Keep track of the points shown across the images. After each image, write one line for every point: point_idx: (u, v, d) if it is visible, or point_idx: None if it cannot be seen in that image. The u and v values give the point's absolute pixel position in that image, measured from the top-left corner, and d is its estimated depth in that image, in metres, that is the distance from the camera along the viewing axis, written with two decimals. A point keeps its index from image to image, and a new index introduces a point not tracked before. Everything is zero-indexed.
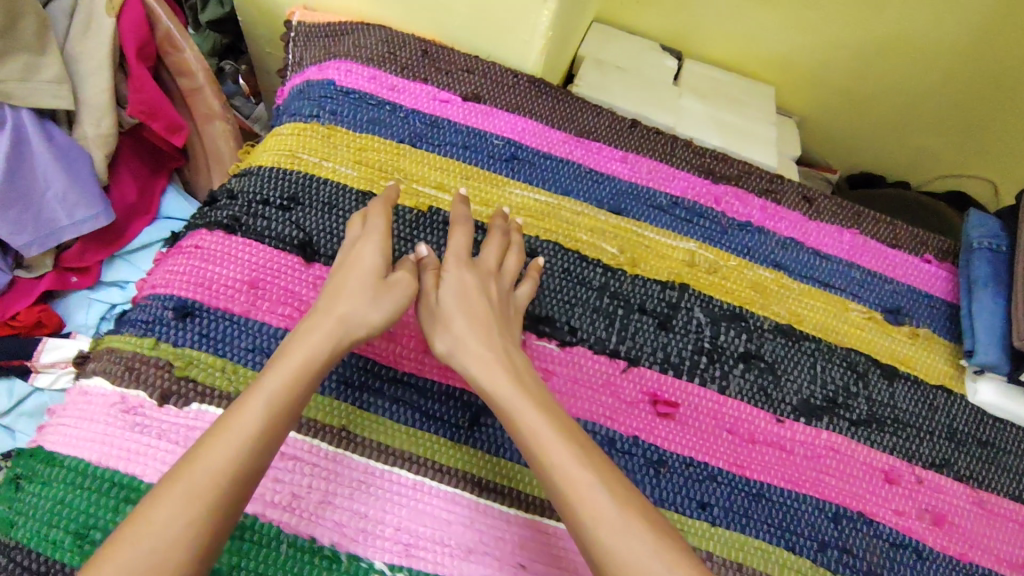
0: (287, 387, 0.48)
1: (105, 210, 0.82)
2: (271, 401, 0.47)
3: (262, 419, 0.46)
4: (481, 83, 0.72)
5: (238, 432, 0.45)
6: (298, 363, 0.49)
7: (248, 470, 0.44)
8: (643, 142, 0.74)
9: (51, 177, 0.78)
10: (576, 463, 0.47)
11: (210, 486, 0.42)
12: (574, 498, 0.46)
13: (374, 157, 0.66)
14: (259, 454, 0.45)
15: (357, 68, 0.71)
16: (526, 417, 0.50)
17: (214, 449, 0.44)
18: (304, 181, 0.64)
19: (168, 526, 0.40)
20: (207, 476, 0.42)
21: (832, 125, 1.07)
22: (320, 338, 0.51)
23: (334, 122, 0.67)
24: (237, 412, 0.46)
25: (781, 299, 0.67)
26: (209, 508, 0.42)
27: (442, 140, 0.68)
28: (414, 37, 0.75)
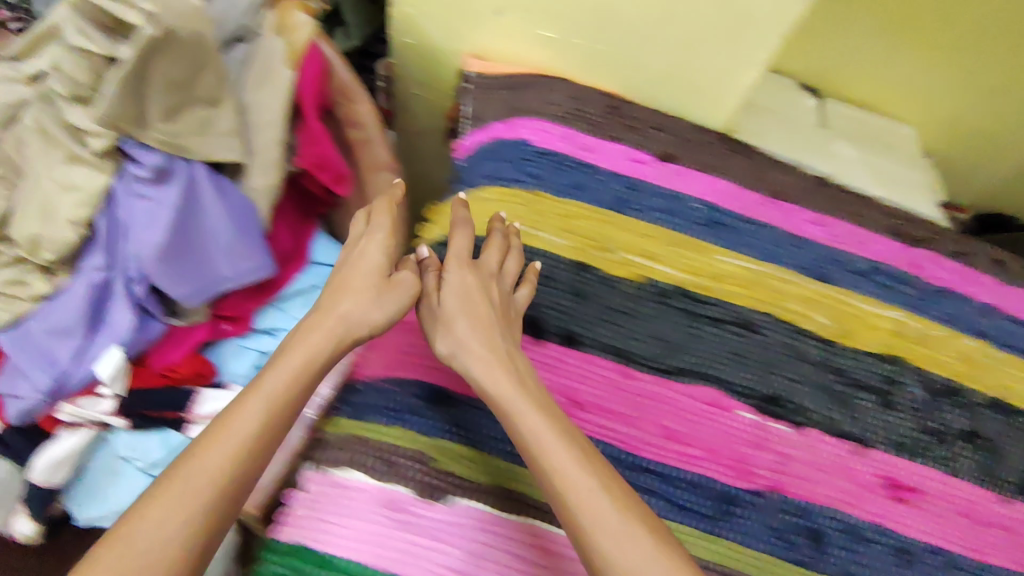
0: (285, 390, 0.48)
1: (267, 262, 0.80)
2: (269, 403, 0.47)
3: (259, 420, 0.46)
4: (675, 142, 0.70)
5: (235, 432, 0.45)
6: (296, 365, 0.50)
7: (242, 470, 0.44)
8: (834, 203, 0.73)
9: (216, 229, 0.76)
10: (577, 466, 0.45)
11: (205, 485, 0.43)
12: (575, 503, 0.44)
13: (585, 225, 0.64)
14: (253, 456, 0.45)
15: (550, 125, 0.69)
16: (529, 421, 0.48)
17: (215, 446, 0.44)
18: (519, 253, 0.61)
19: (162, 526, 0.40)
20: (201, 476, 0.43)
21: (964, 164, 1.05)
22: (320, 339, 0.52)
23: (538, 187, 0.65)
24: (233, 413, 0.46)
25: (990, 371, 0.67)
26: (203, 508, 0.42)
27: (647, 205, 0.66)
28: (599, 92, 0.72)
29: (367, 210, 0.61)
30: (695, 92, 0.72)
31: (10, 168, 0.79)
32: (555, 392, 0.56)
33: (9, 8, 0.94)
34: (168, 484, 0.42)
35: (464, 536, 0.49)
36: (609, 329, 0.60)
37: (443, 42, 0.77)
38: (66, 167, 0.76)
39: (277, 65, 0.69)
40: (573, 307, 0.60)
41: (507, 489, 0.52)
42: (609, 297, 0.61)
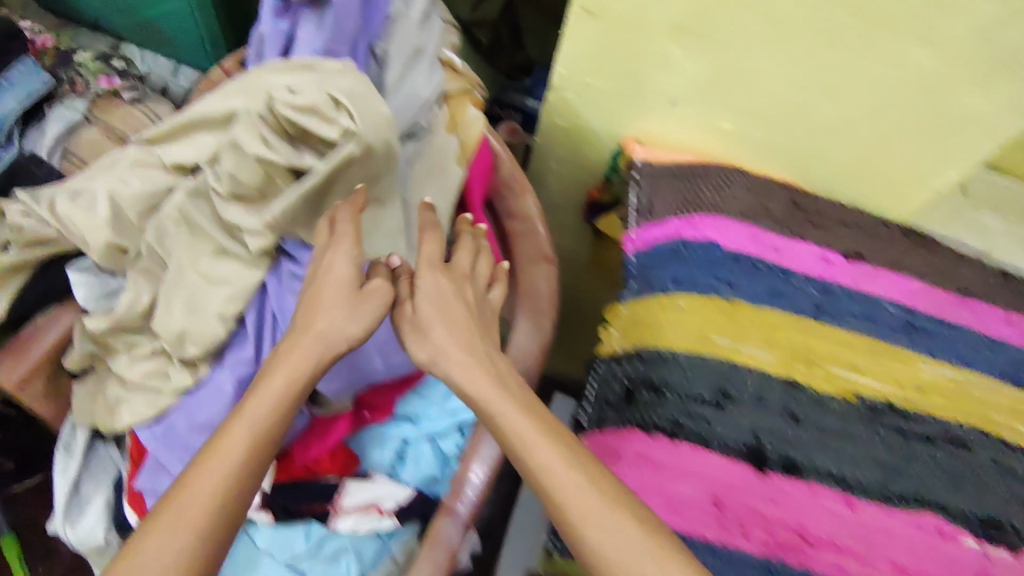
0: (268, 406, 0.52)
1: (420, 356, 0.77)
2: (256, 420, 0.50)
3: (249, 436, 0.50)
4: (860, 239, 0.68)
5: (226, 454, 0.49)
6: (279, 384, 0.53)
7: (238, 484, 0.48)
8: (1017, 299, 0.70)
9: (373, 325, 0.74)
10: (563, 466, 0.49)
11: (199, 512, 0.46)
12: (561, 498, 0.48)
13: (787, 337, 0.61)
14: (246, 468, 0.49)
15: (737, 225, 0.66)
16: (512, 422, 0.52)
17: (203, 471, 0.48)
18: (727, 371, 0.59)
19: (168, 545, 0.44)
20: (197, 497, 0.46)
21: None
22: (304, 353, 0.55)
23: (735, 295, 0.63)
24: (224, 434, 0.50)
25: None
26: (202, 524, 0.46)
27: (843, 312, 0.64)
28: (776, 183, 0.70)
29: (331, 217, 0.59)
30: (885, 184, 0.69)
31: (148, 259, 0.75)
32: (785, 528, 0.53)
33: (123, 79, 0.93)
34: (168, 507, 0.46)
35: None
36: (828, 454, 0.57)
37: (604, 126, 0.74)
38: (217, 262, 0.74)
39: (450, 163, 0.66)
40: (789, 430, 0.57)
41: None
42: (823, 417, 0.59)
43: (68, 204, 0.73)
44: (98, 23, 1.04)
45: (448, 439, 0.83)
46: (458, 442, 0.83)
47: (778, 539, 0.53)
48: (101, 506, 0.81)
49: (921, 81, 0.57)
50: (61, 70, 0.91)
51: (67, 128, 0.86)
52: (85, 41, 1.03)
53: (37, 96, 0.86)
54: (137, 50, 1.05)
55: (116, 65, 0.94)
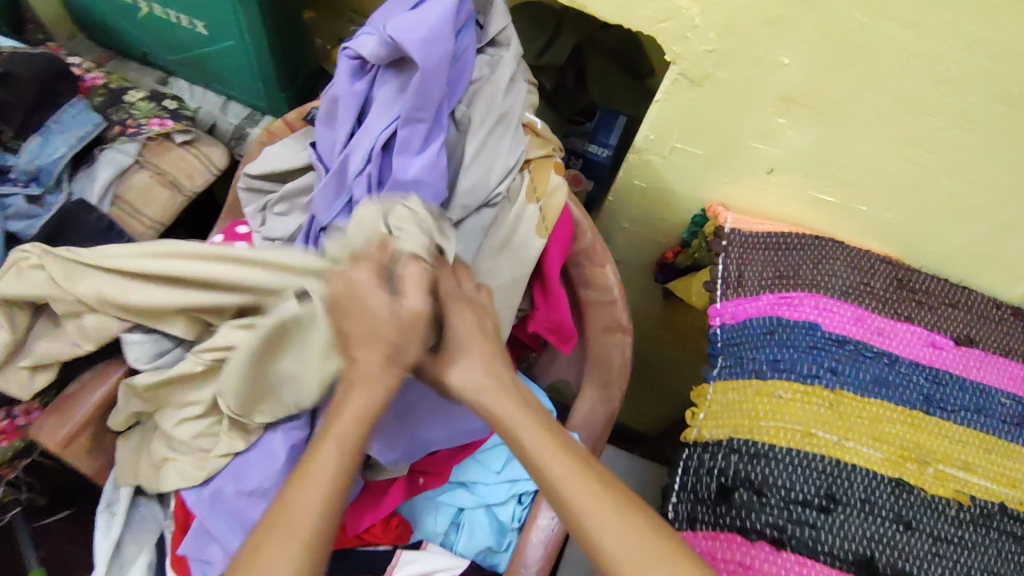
0: (350, 433, 0.47)
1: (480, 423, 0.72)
2: (341, 442, 0.46)
3: (333, 464, 0.46)
4: (972, 322, 0.63)
5: (321, 475, 0.45)
6: (349, 414, 0.47)
7: (324, 521, 0.44)
8: None
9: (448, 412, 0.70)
10: (584, 475, 0.44)
11: (301, 528, 0.43)
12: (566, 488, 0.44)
13: (894, 433, 0.57)
14: (334, 500, 0.45)
15: (837, 305, 0.62)
16: (534, 437, 0.47)
17: (296, 497, 0.44)
18: (835, 471, 0.54)
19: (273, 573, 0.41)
20: (302, 520, 0.43)
21: None
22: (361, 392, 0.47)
23: (840, 384, 0.58)
24: (310, 456, 0.46)
25: None
26: (305, 556, 0.42)
27: (954, 404, 0.59)
28: (879, 258, 0.65)
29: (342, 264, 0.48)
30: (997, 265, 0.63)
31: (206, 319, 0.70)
32: None
33: (175, 120, 0.89)
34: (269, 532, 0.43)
35: None
36: (939, 566, 0.53)
37: (687, 190, 0.71)
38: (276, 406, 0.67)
39: (529, 233, 0.63)
40: (901, 539, 0.53)
41: None
42: (935, 524, 0.54)
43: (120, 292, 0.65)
44: (148, 57, 1.01)
45: (505, 507, 0.78)
46: (516, 513, 0.78)
47: None
48: (140, 570, 0.75)
49: None
50: (111, 110, 0.87)
51: (117, 172, 0.83)
52: (135, 76, 1.01)
53: (87, 140, 0.83)
54: (185, 85, 1.02)
55: (168, 104, 0.91)
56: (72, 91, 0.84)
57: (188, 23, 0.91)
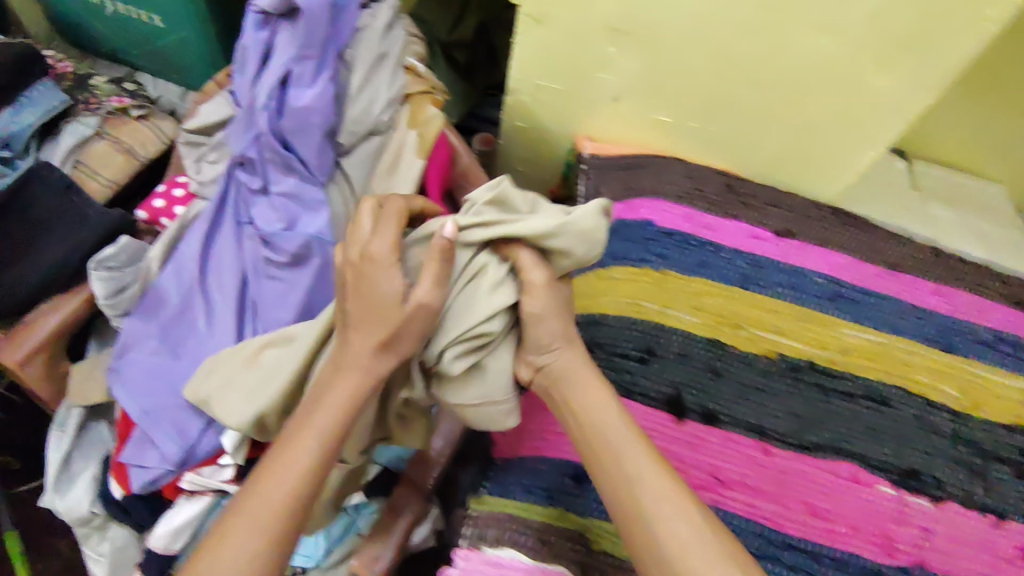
0: (338, 423, 0.50)
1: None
2: (323, 434, 0.49)
3: (314, 454, 0.48)
4: (791, 218, 0.73)
5: (293, 465, 0.48)
6: (340, 403, 0.50)
7: (299, 504, 0.47)
8: (949, 274, 0.74)
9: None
10: (647, 471, 0.46)
11: (268, 515, 0.45)
12: (615, 473, 0.47)
13: (712, 303, 0.67)
14: (310, 485, 0.48)
15: (672, 206, 0.72)
16: (605, 418, 0.50)
17: (270, 484, 0.47)
18: (655, 331, 0.64)
19: (244, 545, 0.44)
20: (267, 508, 0.46)
21: None
22: (354, 384, 0.51)
23: (666, 266, 0.68)
24: (291, 442, 0.49)
25: None
26: (274, 534, 0.45)
27: (770, 281, 0.69)
28: (714, 171, 0.76)
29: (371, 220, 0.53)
30: (813, 169, 0.74)
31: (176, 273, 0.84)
32: (704, 471, 0.58)
33: (133, 100, 1.03)
34: (239, 514, 0.46)
35: None
36: (745, 406, 0.61)
37: (558, 125, 0.82)
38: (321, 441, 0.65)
39: (410, 155, 0.74)
40: (709, 384, 0.62)
41: None
42: (743, 373, 0.63)
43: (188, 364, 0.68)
44: (115, 54, 1.15)
45: None
46: None
47: (694, 479, 0.58)
48: (88, 481, 0.86)
49: (827, 65, 0.63)
50: (78, 92, 1.01)
51: (77, 141, 0.95)
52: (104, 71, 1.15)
53: (55, 113, 0.96)
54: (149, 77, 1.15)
55: (128, 87, 1.06)
56: (42, 74, 0.97)
57: (146, 17, 1.05)
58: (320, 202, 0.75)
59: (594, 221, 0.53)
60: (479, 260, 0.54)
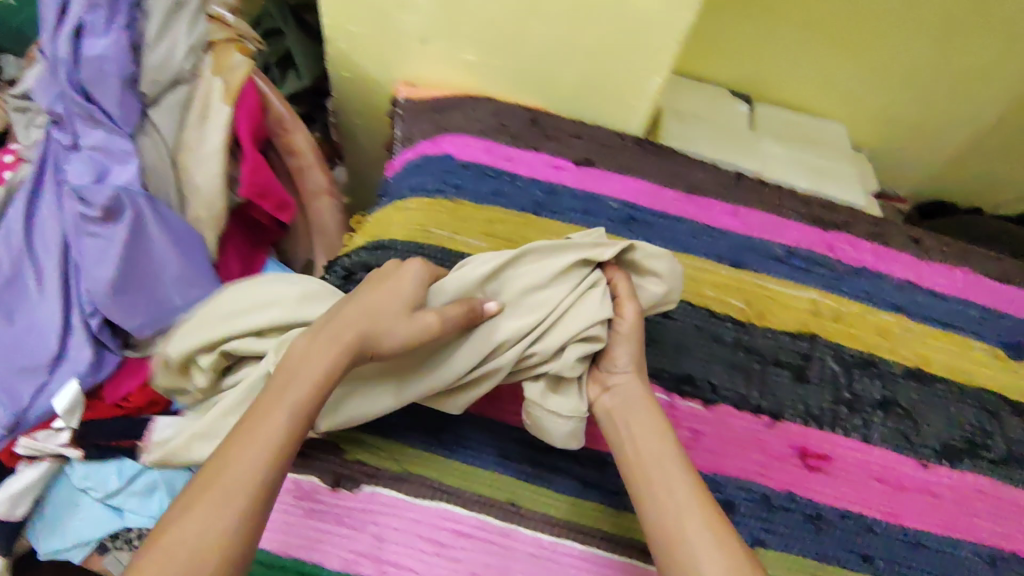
0: (308, 397, 0.45)
1: (212, 270, 0.82)
2: (295, 407, 0.44)
3: (284, 426, 0.43)
4: (591, 148, 0.75)
5: (262, 440, 0.42)
6: (316, 375, 0.45)
7: (269, 480, 0.41)
8: (750, 195, 0.76)
9: (197, 237, 0.81)
10: (683, 489, 0.47)
11: (238, 493, 0.40)
12: (648, 499, 0.48)
13: (503, 229, 0.68)
14: (283, 463, 0.42)
15: (473, 141, 0.73)
16: (648, 444, 0.51)
17: (239, 456, 0.41)
18: (440, 256, 0.65)
19: (210, 524, 0.38)
20: (241, 479, 0.40)
21: (886, 152, 1.07)
22: (331, 347, 0.46)
23: (460, 195, 0.70)
24: (258, 418, 0.43)
25: (905, 341, 0.69)
26: (245, 507, 0.40)
27: (563, 207, 0.70)
28: (521, 107, 0.77)
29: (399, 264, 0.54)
30: (611, 99, 0.76)
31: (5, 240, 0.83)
32: None
33: None
34: (204, 489, 0.40)
35: (370, 520, 0.54)
36: None
37: (376, 73, 0.81)
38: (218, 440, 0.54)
39: (215, 100, 0.77)
40: None
41: (405, 472, 0.56)
42: None
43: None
44: None
45: None
46: None
47: None
48: None
49: None
50: None
51: None
52: None
53: None
54: None
55: None
56: None
57: None
58: (129, 152, 0.75)
59: (670, 263, 0.57)
60: (591, 273, 0.56)
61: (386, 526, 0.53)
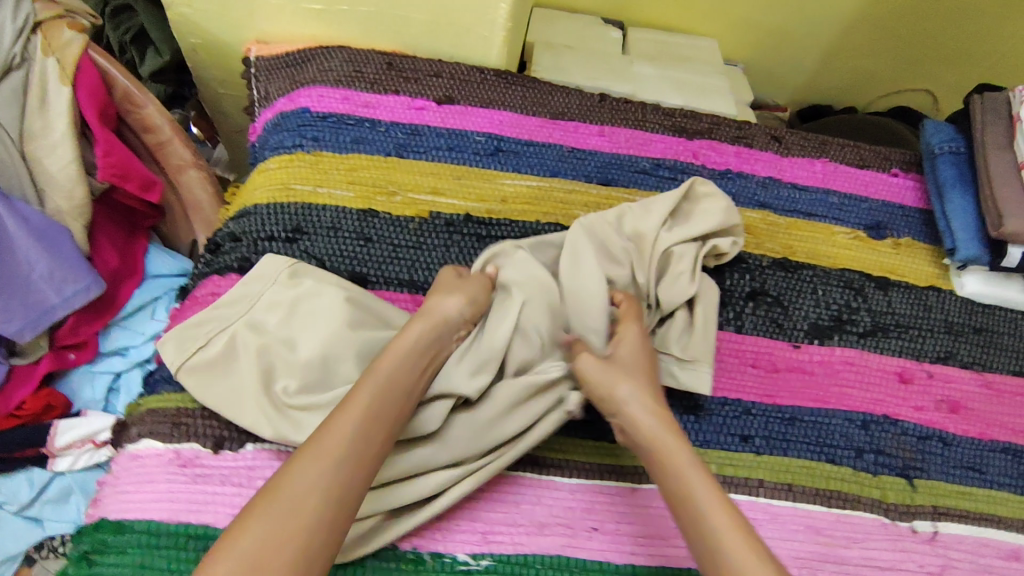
0: (399, 367, 0.51)
1: (83, 258, 0.78)
2: (386, 375, 0.50)
3: (377, 391, 0.49)
4: (452, 85, 0.74)
5: (355, 406, 0.48)
6: (403, 345, 0.52)
7: (364, 440, 0.47)
8: (615, 114, 0.77)
9: (62, 228, 0.77)
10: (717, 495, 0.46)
11: (334, 446, 0.46)
12: (686, 505, 0.46)
13: (366, 175, 0.67)
14: (376, 425, 0.48)
15: (328, 91, 0.72)
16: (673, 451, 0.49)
17: (338, 416, 0.48)
18: (304, 211, 0.64)
19: (313, 475, 0.44)
20: (337, 436, 0.46)
21: (762, 64, 1.10)
22: (424, 327, 0.54)
23: (319, 147, 0.68)
24: (357, 386, 0.49)
25: (772, 234, 0.72)
26: (341, 466, 0.45)
27: (427, 147, 0.70)
28: (375, 51, 0.76)
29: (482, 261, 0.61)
30: (464, 33, 0.76)
31: None
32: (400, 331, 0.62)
33: None
34: (309, 445, 0.46)
35: (258, 474, 0.52)
36: (397, 266, 0.63)
37: (227, 34, 0.79)
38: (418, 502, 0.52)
39: (52, 84, 0.74)
40: (360, 251, 0.63)
41: None
42: (396, 235, 0.65)
43: (252, 314, 0.57)
44: None
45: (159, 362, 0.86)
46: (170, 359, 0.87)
47: None
48: None
49: None
50: None
51: None
52: None
53: None
54: None
55: None
56: None
57: None
58: None
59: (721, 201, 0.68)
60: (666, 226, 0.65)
61: None
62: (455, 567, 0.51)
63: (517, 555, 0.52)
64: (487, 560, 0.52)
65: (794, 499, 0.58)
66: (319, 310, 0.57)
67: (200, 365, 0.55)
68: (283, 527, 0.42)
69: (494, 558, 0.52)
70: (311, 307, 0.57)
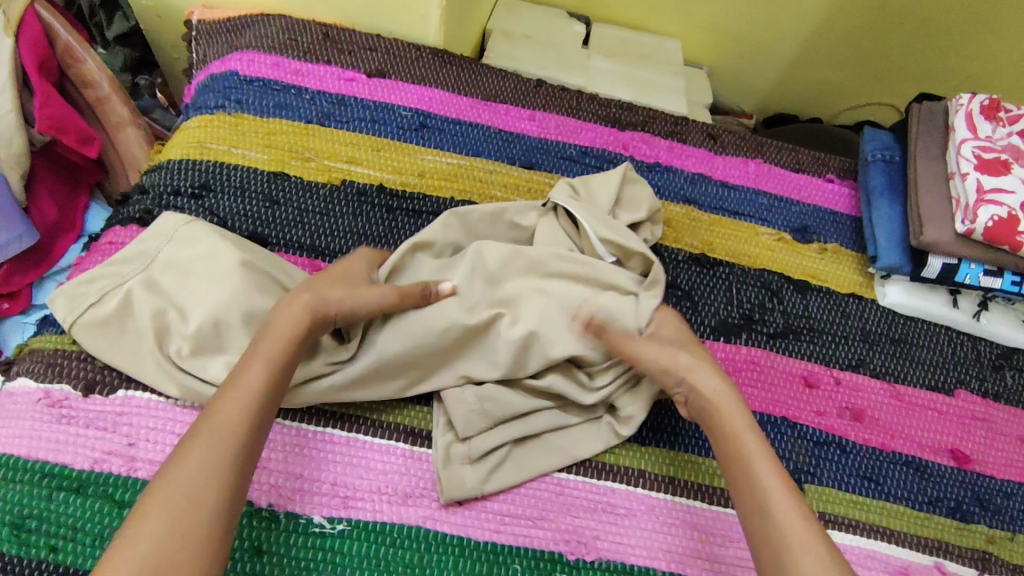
0: (282, 352, 0.48)
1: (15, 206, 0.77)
2: (270, 362, 0.47)
3: (263, 378, 0.46)
4: (385, 60, 0.74)
5: (243, 391, 0.45)
6: (281, 334, 0.49)
7: (253, 429, 0.44)
8: (550, 100, 0.76)
9: None
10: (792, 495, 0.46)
11: (227, 433, 0.43)
12: (766, 501, 0.46)
13: (283, 140, 0.68)
14: (261, 414, 0.45)
15: (259, 57, 0.72)
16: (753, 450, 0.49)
17: (225, 405, 0.44)
18: (214, 169, 0.65)
19: (202, 467, 0.41)
20: (226, 424, 0.43)
21: (729, 69, 1.09)
22: (297, 313, 0.51)
23: (240, 110, 0.69)
24: (239, 372, 0.46)
25: (692, 230, 0.71)
26: (232, 454, 0.42)
27: (350, 117, 0.70)
28: (314, 22, 0.76)
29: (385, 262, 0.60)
30: (403, 10, 0.76)
31: None
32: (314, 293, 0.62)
33: None
34: (195, 436, 0.42)
35: (123, 421, 0.52)
36: (299, 230, 0.63)
37: None
38: (506, 447, 0.56)
39: None
40: (266, 214, 0.63)
41: None
42: (303, 200, 0.65)
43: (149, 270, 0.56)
44: None
45: None
46: None
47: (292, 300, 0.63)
48: None
49: None
50: None
51: None
52: None
53: None
54: None
55: None
56: None
57: None
58: None
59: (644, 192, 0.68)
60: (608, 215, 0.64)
61: (143, 428, 0.52)
62: (309, 529, 0.51)
63: (375, 523, 0.52)
64: (342, 524, 0.51)
65: (673, 492, 0.57)
66: (211, 269, 0.56)
67: (94, 321, 0.54)
68: (179, 527, 0.38)
69: (351, 523, 0.51)
70: (212, 270, 0.56)
